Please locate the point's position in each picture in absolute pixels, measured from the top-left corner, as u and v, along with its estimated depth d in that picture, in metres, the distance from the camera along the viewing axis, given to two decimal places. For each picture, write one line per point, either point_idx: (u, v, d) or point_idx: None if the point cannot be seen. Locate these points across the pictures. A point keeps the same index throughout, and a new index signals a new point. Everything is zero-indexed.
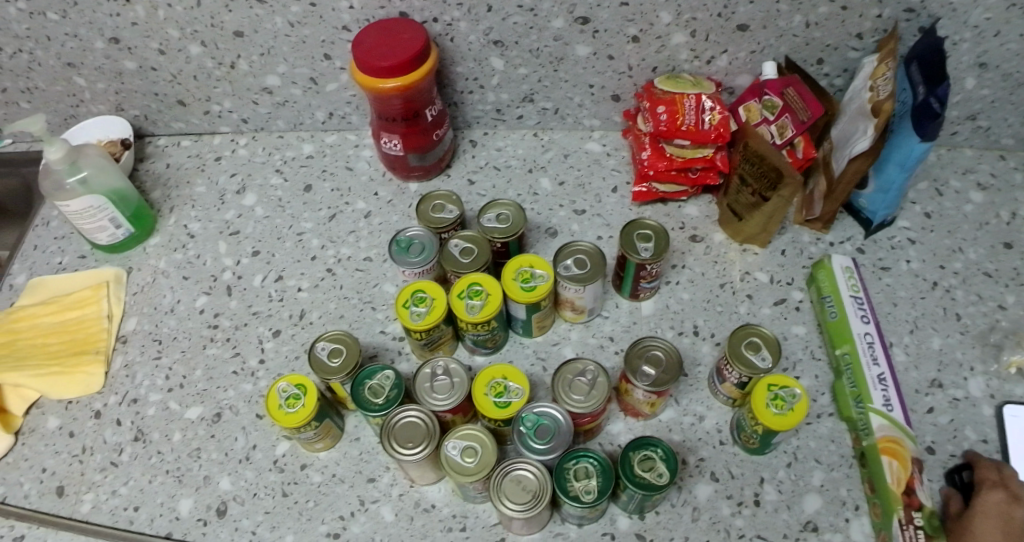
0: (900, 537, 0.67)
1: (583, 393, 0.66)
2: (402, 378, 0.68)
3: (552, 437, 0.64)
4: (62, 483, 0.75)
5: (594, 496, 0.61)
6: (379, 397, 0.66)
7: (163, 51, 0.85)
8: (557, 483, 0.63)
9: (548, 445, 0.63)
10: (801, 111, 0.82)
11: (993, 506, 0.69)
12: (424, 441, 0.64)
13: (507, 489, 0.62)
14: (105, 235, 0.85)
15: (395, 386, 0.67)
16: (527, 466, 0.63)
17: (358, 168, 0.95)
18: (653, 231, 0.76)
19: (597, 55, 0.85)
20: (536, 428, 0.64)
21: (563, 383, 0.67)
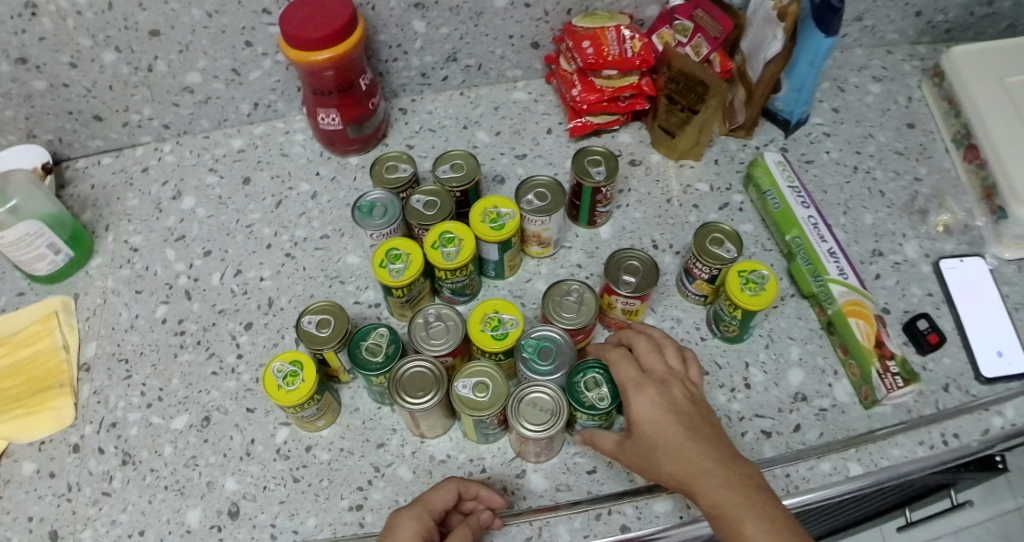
0: (882, 386, 0.73)
1: (573, 311, 0.69)
2: (397, 334, 0.69)
3: (556, 358, 0.66)
4: (55, 526, 0.69)
5: (609, 402, 0.63)
6: (379, 354, 0.67)
7: (74, 64, 0.81)
8: (572, 397, 0.64)
9: (552, 366, 0.65)
10: (712, 29, 0.88)
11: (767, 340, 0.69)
12: (433, 389, 0.64)
13: (524, 412, 0.63)
14: (45, 263, 0.81)
15: (391, 341, 0.67)
16: (541, 389, 0.64)
17: (293, 152, 0.94)
18: (602, 155, 0.80)
19: (514, 4, 0.88)
20: (539, 351, 0.66)
21: (553, 304, 0.70)
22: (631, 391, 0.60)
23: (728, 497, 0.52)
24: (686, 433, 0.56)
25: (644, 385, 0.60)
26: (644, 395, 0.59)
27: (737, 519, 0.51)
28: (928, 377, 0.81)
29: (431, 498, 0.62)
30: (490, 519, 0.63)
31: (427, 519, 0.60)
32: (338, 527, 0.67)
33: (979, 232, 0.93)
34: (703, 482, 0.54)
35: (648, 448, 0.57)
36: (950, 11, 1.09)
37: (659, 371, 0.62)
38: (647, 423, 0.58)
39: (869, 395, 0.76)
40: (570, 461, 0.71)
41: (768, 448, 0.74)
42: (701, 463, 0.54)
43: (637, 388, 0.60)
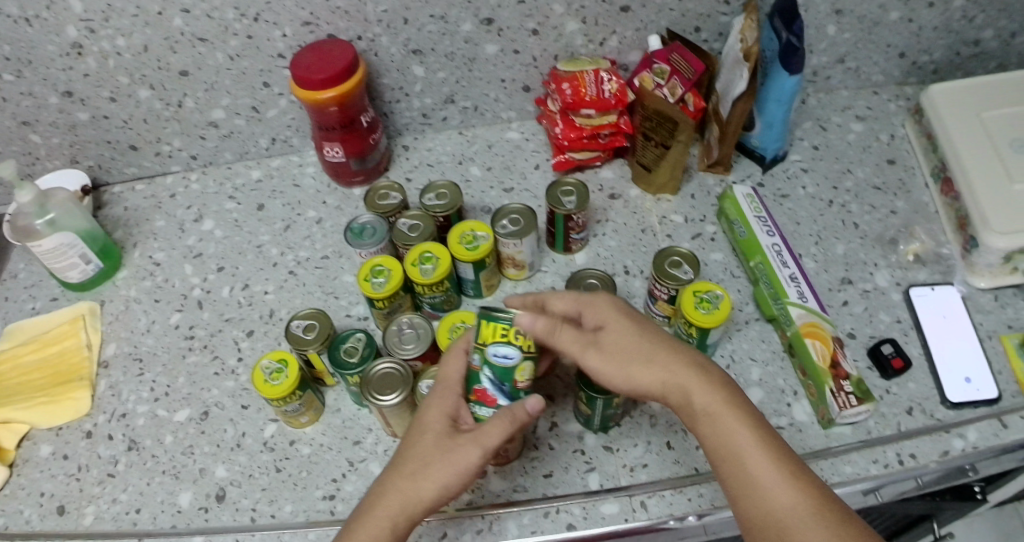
0: (835, 404, 0.75)
1: None
2: (373, 339, 0.75)
3: None
4: (63, 502, 0.78)
5: (533, 320, 0.60)
6: (355, 355, 0.73)
7: (114, 98, 0.93)
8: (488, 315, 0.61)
9: None
10: (685, 71, 0.90)
11: None
12: (399, 387, 0.70)
13: None
14: (77, 272, 0.90)
15: (367, 344, 0.74)
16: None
17: (305, 184, 0.99)
18: (574, 186, 0.83)
19: (504, 51, 0.91)
20: None
21: None
22: (600, 307, 0.64)
23: (716, 393, 0.56)
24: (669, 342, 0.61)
25: (612, 301, 0.64)
26: (614, 310, 0.63)
27: (726, 417, 0.55)
28: (890, 400, 0.82)
29: (448, 376, 0.63)
30: (534, 399, 0.59)
31: (452, 401, 0.61)
32: (310, 514, 0.73)
33: (951, 261, 0.94)
34: (692, 380, 0.57)
35: (626, 354, 0.60)
36: (931, 52, 1.07)
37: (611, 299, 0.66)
38: (625, 335, 0.61)
39: (825, 415, 0.77)
40: (528, 465, 0.76)
41: None
42: (682, 365, 0.58)
43: (602, 303, 0.64)
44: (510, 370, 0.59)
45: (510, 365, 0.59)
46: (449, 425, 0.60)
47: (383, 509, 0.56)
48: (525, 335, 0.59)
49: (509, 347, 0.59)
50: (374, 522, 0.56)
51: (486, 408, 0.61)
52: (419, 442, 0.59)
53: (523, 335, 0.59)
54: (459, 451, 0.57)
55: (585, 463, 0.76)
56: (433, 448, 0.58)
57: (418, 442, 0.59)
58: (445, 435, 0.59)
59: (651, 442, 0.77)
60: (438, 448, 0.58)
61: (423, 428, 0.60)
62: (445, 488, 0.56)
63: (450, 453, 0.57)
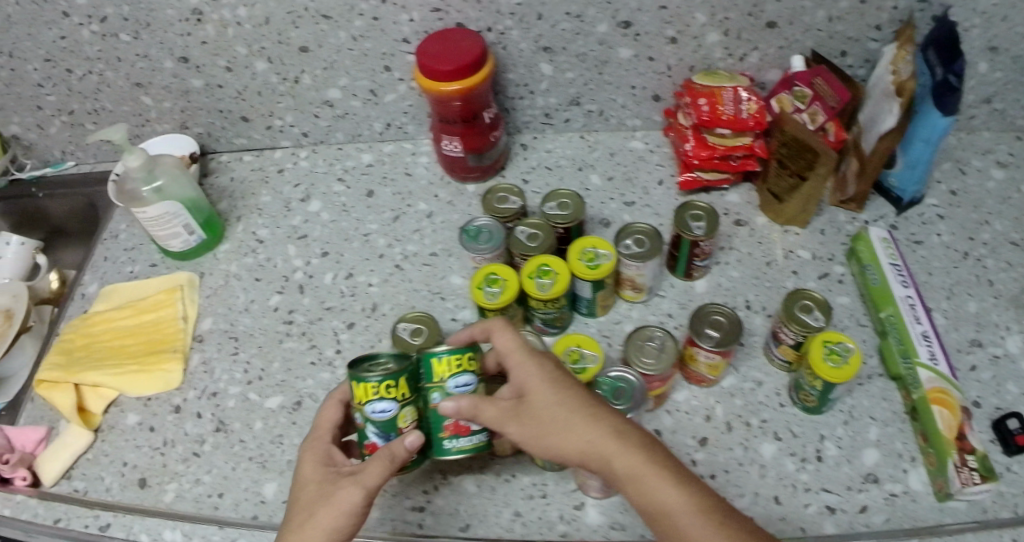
0: (956, 480, 0.68)
1: (654, 356, 0.70)
2: (482, 352, 0.71)
3: (630, 398, 0.67)
4: (144, 475, 0.78)
5: (400, 372, 0.58)
6: None
7: (230, 68, 0.91)
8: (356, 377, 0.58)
9: (626, 405, 0.66)
10: (829, 98, 0.84)
11: (505, 345, 0.62)
12: None
13: None
14: (178, 241, 0.89)
15: None
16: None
17: (417, 173, 0.96)
18: (704, 210, 0.78)
19: (639, 57, 0.86)
20: (613, 390, 0.68)
21: (635, 347, 0.71)
22: (526, 363, 0.60)
23: (654, 461, 0.55)
24: (587, 407, 0.57)
25: (539, 365, 0.60)
26: (540, 372, 0.60)
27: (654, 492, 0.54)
28: (1010, 479, 0.74)
29: (320, 423, 0.66)
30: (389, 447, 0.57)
31: (320, 446, 0.64)
32: (398, 523, 0.70)
33: None
34: (592, 437, 0.56)
35: (541, 421, 0.57)
36: None
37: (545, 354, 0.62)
38: (547, 401, 0.58)
39: (942, 488, 0.71)
40: None
41: (829, 525, 0.70)
42: (638, 437, 0.57)
43: (528, 357, 0.61)
44: (392, 421, 0.59)
45: (391, 417, 0.59)
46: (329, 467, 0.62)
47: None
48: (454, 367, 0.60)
49: (385, 401, 0.58)
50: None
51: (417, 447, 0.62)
52: (303, 487, 0.61)
53: (394, 388, 0.58)
54: (337, 487, 0.58)
55: None
56: (308, 491, 0.60)
57: (303, 487, 0.61)
58: (325, 478, 0.60)
59: (759, 495, 0.72)
60: (307, 493, 0.60)
61: (300, 476, 0.62)
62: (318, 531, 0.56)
63: (332, 490, 0.58)
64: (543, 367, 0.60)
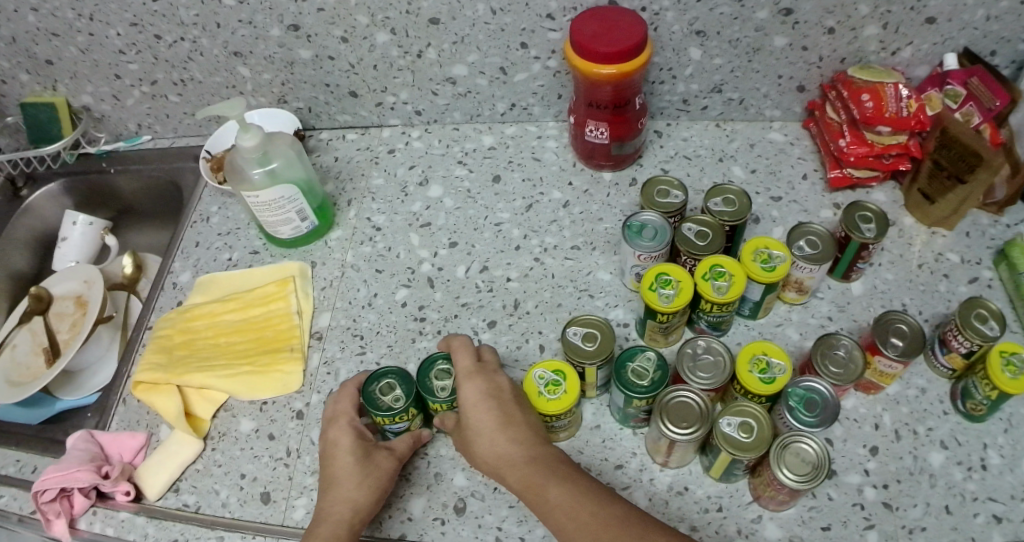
0: None
1: (841, 366, 0.67)
2: (663, 360, 0.67)
3: (820, 412, 0.64)
4: (268, 489, 0.71)
5: (407, 406, 0.65)
6: (644, 379, 0.65)
7: (346, 38, 0.82)
8: (368, 403, 0.65)
9: (817, 418, 0.63)
10: (986, 99, 0.80)
11: (461, 366, 0.66)
12: (697, 422, 0.63)
13: (785, 458, 0.62)
14: (288, 228, 0.82)
15: (658, 367, 0.66)
16: (807, 440, 0.62)
17: (546, 158, 0.89)
18: (875, 212, 0.74)
19: (793, 46, 0.81)
20: (804, 402, 0.65)
21: (820, 353, 0.68)
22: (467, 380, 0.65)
23: (501, 449, 0.60)
24: (495, 417, 0.62)
25: (481, 382, 0.65)
26: (474, 390, 0.64)
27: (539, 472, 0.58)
28: None
29: (335, 409, 0.69)
30: (405, 436, 0.68)
31: (343, 431, 0.67)
32: None
33: None
34: (489, 445, 0.61)
35: (470, 434, 0.63)
36: None
37: (489, 368, 0.67)
38: (470, 416, 0.63)
39: None
40: (806, 514, 0.69)
41: (997, 535, 0.67)
42: (490, 422, 0.62)
43: (468, 377, 0.65)
44: (403, 431, 0.68)
45: (403, 428, 0.68)
46: (330, 454, 0.66)
47: (323, 531, 0.60)
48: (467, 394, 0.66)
49: (400, 422, 0.66)
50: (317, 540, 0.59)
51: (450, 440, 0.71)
52: (340, 463, 0.64)
53: (408, 413, 0.66)
54: (345, 472, 0.64)
55: (864, 519, 0.68)
56: (347, 467, 0.64)
57: (339, 462, 0.65)
58: (355, 455, 0.65)
59: (930, 505, 0.69)
60: (342, 468, 0.64)
61: (333, 454, 0.66)
62: (351, 500, 0.62)
63: (341, 476, 0.63)
64: (470, 382, 0.65)
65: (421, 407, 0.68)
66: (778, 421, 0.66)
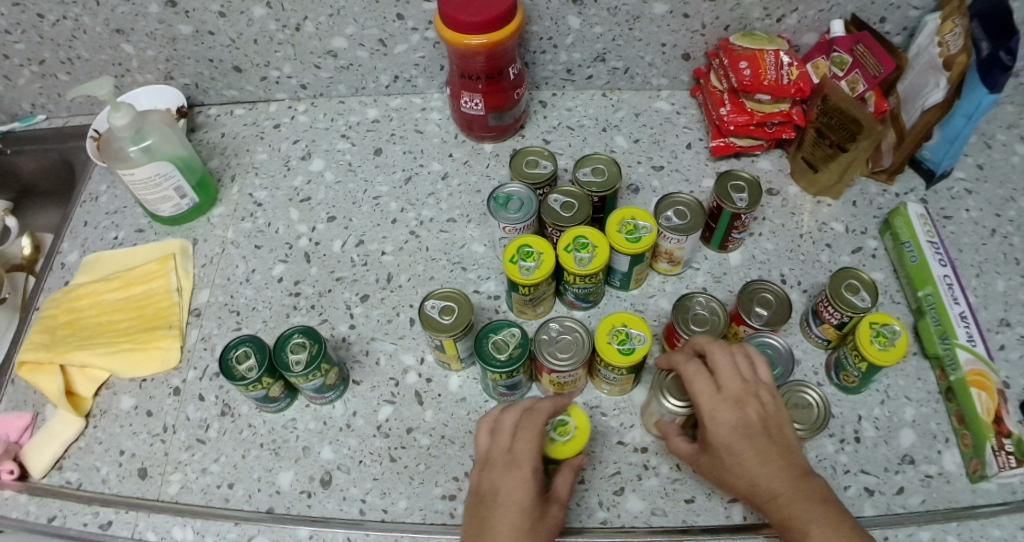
0: (995, 464, 0.65)
1: (703, 325, 0.68)
2: (528, 338, 0.66)
3: (778, 363, 0.68)
4: (145, 464, 0.72)
5: (257, 377, 0.66)
6: (502, 353, 0.65)
7: (223, 13, 0.81)
8: (221, 371, 0.66)
9: (782, 371, 0.67)
10: (872, 67, 0.79)
11: (500, 453, 0.59)
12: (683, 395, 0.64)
13: (793, 413, 0.66)
14: (169, 205, 0.82)
15: (520, 344, 0.65)
16: (810, 392, 0.67)
17: (429, 130, 0.89)
18: (747, 181, 0.74)
19: (673, 13, 0.80)
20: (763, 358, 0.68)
21: (683, 315, 0.68)
22: (712, 413, 0.58)
23: (755, 482, 0.55)
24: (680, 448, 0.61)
25: (519, 476, 0.57)
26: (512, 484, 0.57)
27: (804, 509, 0.53)
28: None
29: (515, 448, 0.59)
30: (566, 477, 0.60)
31: (523, 478, 0.57)
32: (427, 513, 0.66)
33: None
34: (702, 469, 0.60)
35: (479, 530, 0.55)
36: None
37: (734, 392, 0.58)
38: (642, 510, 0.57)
39: (978, 469, 0.67)
40: (669, 486, 0.67)
41: (868, 507, 0.67)
42: (750, 462, 0.55)
43: (502, 468, 0.58)
44: (263, 396, 0.69)
45: (262, 395, 0.68)
46: (488, 504, 0.57)
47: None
48: (320, 367, 0.67)
49: (255, 390, 0.67)
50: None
51: (317, 403, 0.72)
52: (497, 526, 0.55)
53: (259, 383, 0.66)
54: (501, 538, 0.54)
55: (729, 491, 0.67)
56: (527, 525, 0.55)
57: (500, 521, 0.55)
58: (534, 512, 0.56)
59: None
60: (512, 530, 0.55)
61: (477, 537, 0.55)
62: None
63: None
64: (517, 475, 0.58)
65: (280, 376, 0.69)
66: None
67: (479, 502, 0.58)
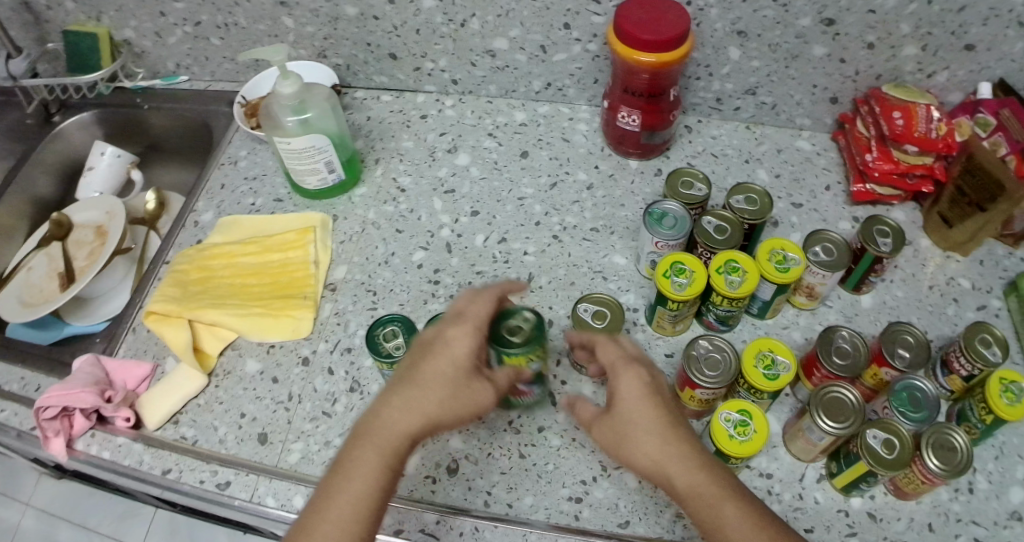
0: None
1: (845, 357, 0.71)
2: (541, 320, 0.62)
3: (924, 407, 0.68)
4: (265, 430, 0.72)
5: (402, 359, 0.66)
6: (518, 335, 0.60)
7: (393, 0, 0.83)
8: (369, 348, 0.67)
9: (924, 414, 0.68)
10: (1017, 131, 0.79)
11: (457, 313, 0.61)
12: (849, 419, 0.66)
13: (935, 450, 0.65)
14: (316, 178, 0.83)
15: (534, 326, 0.61)
16: (955, 433, 0.65)
17: (576, 140, 0.91)
18: (892, 228, 0.75)
19: (830, 57, 0.82)
20: (910, 400, 0.69)
21: (827, 346, 0.72)
22: (621, 370, 0.59)
23: (662, 447, 0.55)
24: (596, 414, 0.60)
25: (462, 339, 0.59)
26: (454, 344, 0.59)
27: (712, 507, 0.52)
28: None
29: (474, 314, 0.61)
30: (506, 367, 0.61)
31: (464, 341, 0.59)
32: (552, 513, 0.67)
33: None
34: (612, 440, 0.58)
35: (401, 381, 0.58)
36: None
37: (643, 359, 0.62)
38: (466, 406, 0.58)
39: None
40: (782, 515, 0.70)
41: None
42: (654, 421, 0.56)
43: (452, 327, 0.60)
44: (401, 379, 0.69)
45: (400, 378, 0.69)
46: (427, 355, 0.59)
47: (368, 459, 0.54)
48: (541, 347, 0.61)
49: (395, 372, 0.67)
50: (348, 472, 0.53)
51: None
52: (425, 373, 0.57)
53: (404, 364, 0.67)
54: (424, 385, 0.57)
55: (847, 526, 0.70)
56: (443, 387, 0.57)
57: (433, 369, 0.57)
58: (460, 377, 0.58)
59: (913, 520, 0.70)
60: (437, 383, 0.57)
61: (402, 386, 0.57)
62: (425, 415, 0.56)
63: (414, 387, 0.57)
64: (460, 332, 0.59)
65: None
66: (885, 416, 0.70)
67: (424, 347, 0.60)
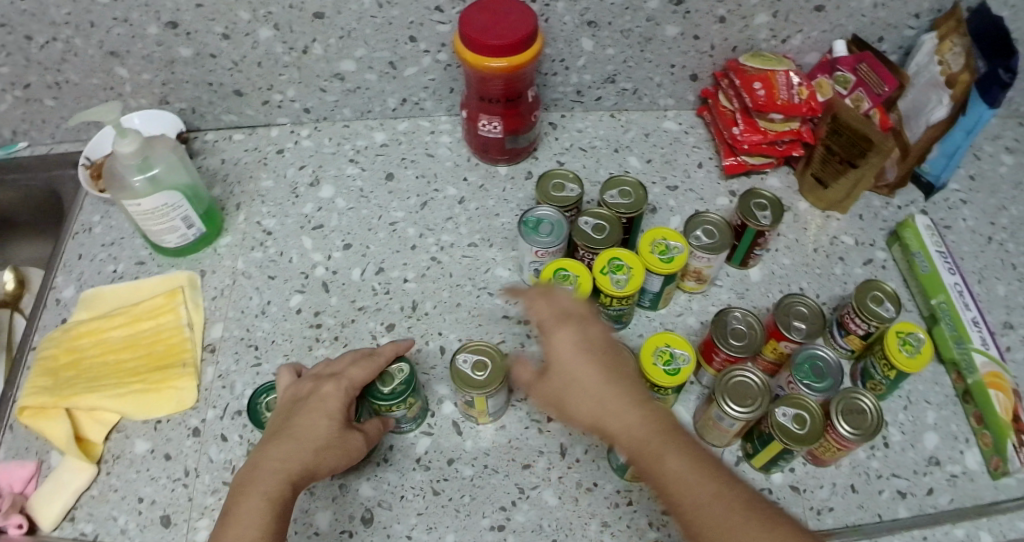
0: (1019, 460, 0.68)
1: (742, 337, 0.70)
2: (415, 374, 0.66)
3: (828, 375, 0.68)
4: (167, 512, 0.67)
5: None
6: (388, 386, 0.64)
7: (227, 35, 0.78)
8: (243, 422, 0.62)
9: (828, 383, 0.68)
10: (876, 85, 0.82)
11: (325, 370, 0.64)
12: (756, 400, 0.65)
13: (845, 416, 0.65)
14: (175, 236, 0.78)
15: (406, 380, 0.65)
16: (862, 398, 0.65)
17: (440, 154, 0.88)
18: (769, 200, 0.75)
19: (684, 35, 0.82)
20: (813, 371, 0.69)
21: (723, 328, 0.71)
22: (557, 328, 0.58)
23: (598, 400, 0.53)
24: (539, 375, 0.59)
25: (333, 389, 0.61)
26: (328, 395, 0.60)
27: (664, 449, 0.48)
28: None
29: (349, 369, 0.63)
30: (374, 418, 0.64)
31: (338, 390, 0.61)
32: None
33: None
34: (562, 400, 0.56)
35: (276, 434, 0.58)
36: None
37: (577, 312, 0.59)
38: (342, 455, 0.58)
39: (999, 467, 0.70)
40: None
41: (901, 509, 0.69)
42: (591, 372, 0.54)
43: (322, 382, 0.62)
44: None
45: None
46: (302, 407, 0.60)
47: (248, 503, 0.52)
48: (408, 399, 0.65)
49: None
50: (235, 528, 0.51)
51: None
52: (301, 424, 0.58)
53: None
54: (299, 434, 0.57)
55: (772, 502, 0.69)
56: (320, 435, 0.57)
57: (309, 418, 0.58)
58: (336, 423, 0.59)
59: (836, 484, 0.71)
60: (313, 430, 0.57)
61: (276, 439, 0.57)
62: (303, 461, 0.55)
63: (293, 436, 0.57)
64: (331, 385, 0.61)
65: None
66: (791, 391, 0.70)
67: (300, 403, 0.61)
